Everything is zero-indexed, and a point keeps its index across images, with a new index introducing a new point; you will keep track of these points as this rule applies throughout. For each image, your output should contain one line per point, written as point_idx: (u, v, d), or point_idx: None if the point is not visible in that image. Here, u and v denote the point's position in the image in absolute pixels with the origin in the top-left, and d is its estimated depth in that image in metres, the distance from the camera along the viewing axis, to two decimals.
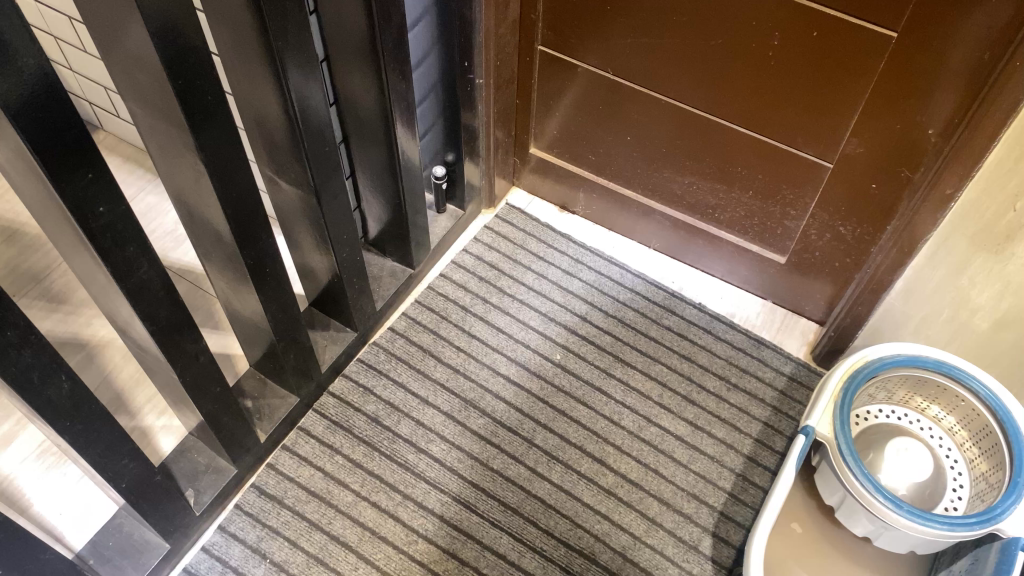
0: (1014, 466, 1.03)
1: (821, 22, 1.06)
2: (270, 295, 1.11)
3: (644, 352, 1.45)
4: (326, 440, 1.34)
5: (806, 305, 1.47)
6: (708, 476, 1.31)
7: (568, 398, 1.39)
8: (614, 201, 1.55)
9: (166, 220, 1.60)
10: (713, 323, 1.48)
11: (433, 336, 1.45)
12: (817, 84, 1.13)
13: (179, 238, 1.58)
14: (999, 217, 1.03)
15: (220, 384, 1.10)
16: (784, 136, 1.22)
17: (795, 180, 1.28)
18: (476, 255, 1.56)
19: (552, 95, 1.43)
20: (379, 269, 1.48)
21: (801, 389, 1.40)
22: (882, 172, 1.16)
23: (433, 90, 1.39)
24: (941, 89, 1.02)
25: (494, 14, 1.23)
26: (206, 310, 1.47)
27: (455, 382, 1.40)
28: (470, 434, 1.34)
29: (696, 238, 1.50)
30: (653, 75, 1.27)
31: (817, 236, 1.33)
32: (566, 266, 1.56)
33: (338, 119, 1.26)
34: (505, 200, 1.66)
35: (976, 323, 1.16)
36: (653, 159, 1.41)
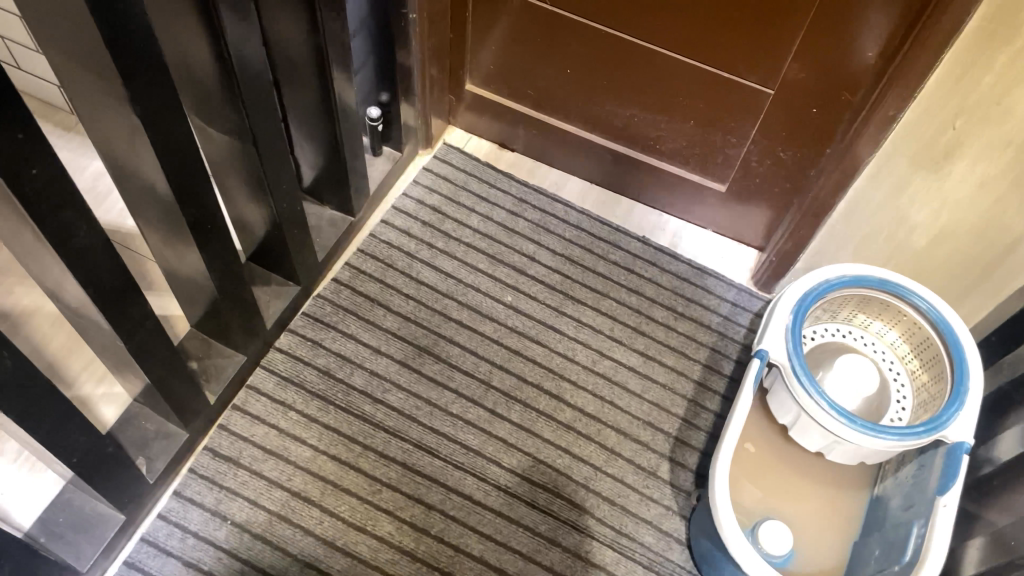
0: (955, 376, 1.09)
1: None
2: (212, 253, 1.06)
3: (593, 288, 1.45)
4: (278, 397, 1.31)
5: (746, 232, 1.50)
6: (662, 403, 1.34)
7: (521, 338, 1.39)
8: (554, 136, 1.53)
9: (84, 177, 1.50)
10: (657, 255, 1.50)
11: (380, 285, 1.42)
12: (757, 9, 1.13)
13: (100, 195, 1.49)
14: (937, 137, 1.06)
15: (168, 348, 1.06)
16: (726, 63, 1.22)
17: (737, 108, 1.28)
18: (417, 199, 1.52)
19: (488, 29, 1.38)
20: (318, 219, 1.43)
21: (746, 315, 1.44)
22: (823, 96, 1.17)
23: (363, 26, 1.33)
24: (882, 12, 1.03)
25: None
26: (138, 270, 1.40)
27: (407, 330, 1.38)
28: (426, 381, 1.33)
29: (638, 170, 1.50)
30: (592, 6, 1.25)
31: (758, 162, 1.35)
32: (510, 206, 1.54)
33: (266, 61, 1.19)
34: (442, 140, 1.61)
35: (913, 242, 1.21)
36: (593, 92, 1.40)
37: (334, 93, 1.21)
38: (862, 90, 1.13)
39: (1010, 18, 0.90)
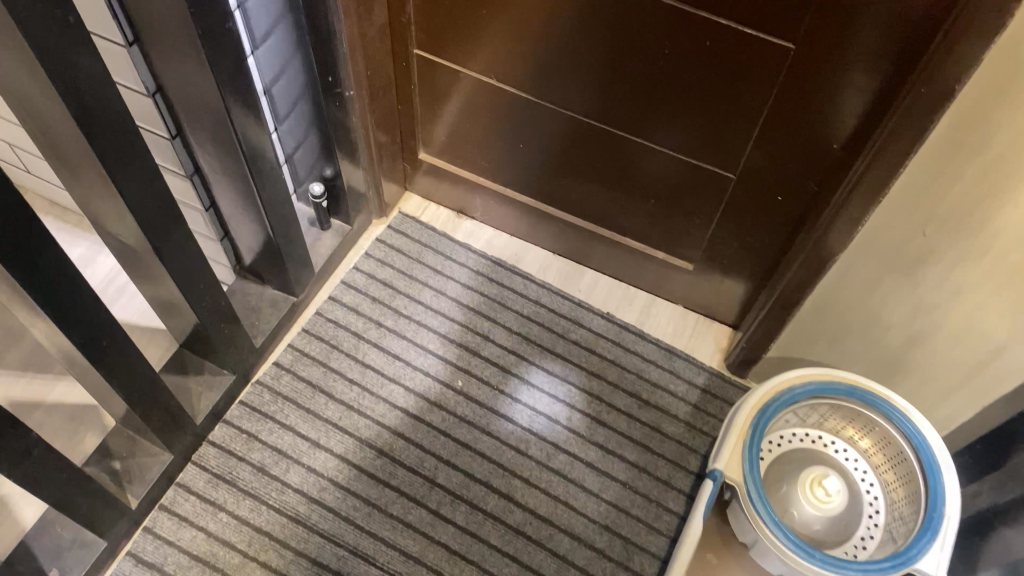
0: (929, 501, 0.98)
1: (712, 32, 0.96)
2: (114, 366, 0.97)
3: (551, 372, 1.36)
4: (208, 496, 1.23)
5: (717, 309, 1.40)
6: (621, 504, 1.25)
7: (471, 428, 1.30)
8: (513, 206, 1.44)
9: None
10: (622, 333, 1.40)
11: (323, 370, 1.34)
12: (712, 94, 1.04)
13: None
14: (908, 241, 0.95)
15: (67, 468, 0.98)
16: (685, 145, 1.13)
17: (699, 190, 1.19)
18: (368, 272, 1.43)
19: (437, 100, 1.30)
20: (258, 299, 1.35)
21: (715, 402, 1.34)
22: (787, 185, 1.08)
23: (300, 101, 1.26)
24: (846, 104, 0.94)
25: (358, 23, 1.09)
26: None
27: (350, 421, 1.30)
28: (366, 478, 1.25)
29: (602, 244, 1.41)
30: (542, 83, 1.17)
31: (723, 244, 1.25)
32: (466, 279, 1.44)
33: (185, 150, 1.10)
34: (397, 208, 1.52)
35: (887, 340, 1.11)
36: (550, 166, 1.31)
37: (261, 181, 1.13)
38: (827, 182, 1.03)
39: (979, 127, 0.80)
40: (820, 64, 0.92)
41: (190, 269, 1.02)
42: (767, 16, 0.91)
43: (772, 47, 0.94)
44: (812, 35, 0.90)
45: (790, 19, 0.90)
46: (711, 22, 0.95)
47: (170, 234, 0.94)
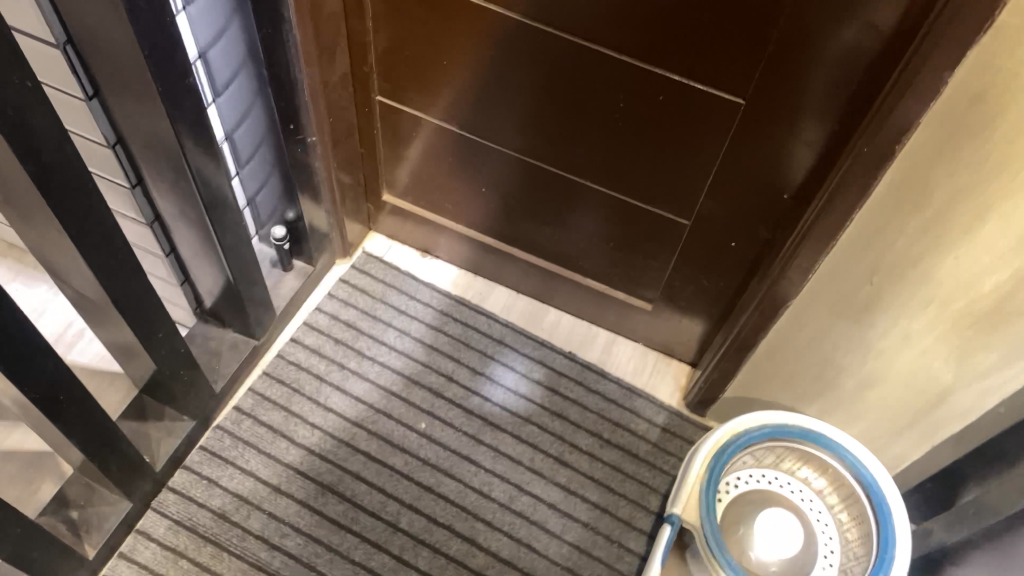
0: (881, 543, 1.01)
1: (665, 87, 0.99)
2: (71, 420, 0.97)
3: (514, 413, 1.37)
4: (168, 543, 1.22)
5: (677, 348, 1.42)
6: (583, 545, 1.26)
7: (434, 471, 1.30)
8: (475, 247, 1.45)
9: None
10: (584, 372, 1.41)
11: (285, 413, 1.33)
12: (667, 147, 1.06)
13: None
14: (856, 289, 0.98)
15: (21, 523, 0.97)
16: (641, 193, 1.15)
17: (655, 235, 1.21)
18: (331, 313, 1.44)
19: (399, 144, 1.31)
20: (219, 342, 1.34)
21: (676, 441, 1.36)
22: (740, 233, 1.11)
23: (262, 145, 1.27)
24: (795, 159, 0.97)
25: (319, 73, 1.10)
26: None
27: (312, 465, 1.29)
28: (328, 523, 1.25)
29: (564, 284, 1.43)
30: (501, 131, 1.18)
31: (681, 287, 1.28)
32: (429, 319, 1.45)
33: (144, 198, 1.10)
34: (361, 247, 1.53)
35: (840, 382, 1.14)
36: (511, 209, 1.33)
37: (221, 230, 1.13)
38: (778, 231, 1.06)
39: (919, 185, 0.84)
40: (769, 120, 0.95)
41: (149, 319, 1.02)
42: (717, 73, 0.94)
43: (723, 103, 0.96)
44: (761, 93, 0.93)
45: (739, 77, 0.93)
46: (664, 78, 0.98)
47: (128, 285, 0.94)
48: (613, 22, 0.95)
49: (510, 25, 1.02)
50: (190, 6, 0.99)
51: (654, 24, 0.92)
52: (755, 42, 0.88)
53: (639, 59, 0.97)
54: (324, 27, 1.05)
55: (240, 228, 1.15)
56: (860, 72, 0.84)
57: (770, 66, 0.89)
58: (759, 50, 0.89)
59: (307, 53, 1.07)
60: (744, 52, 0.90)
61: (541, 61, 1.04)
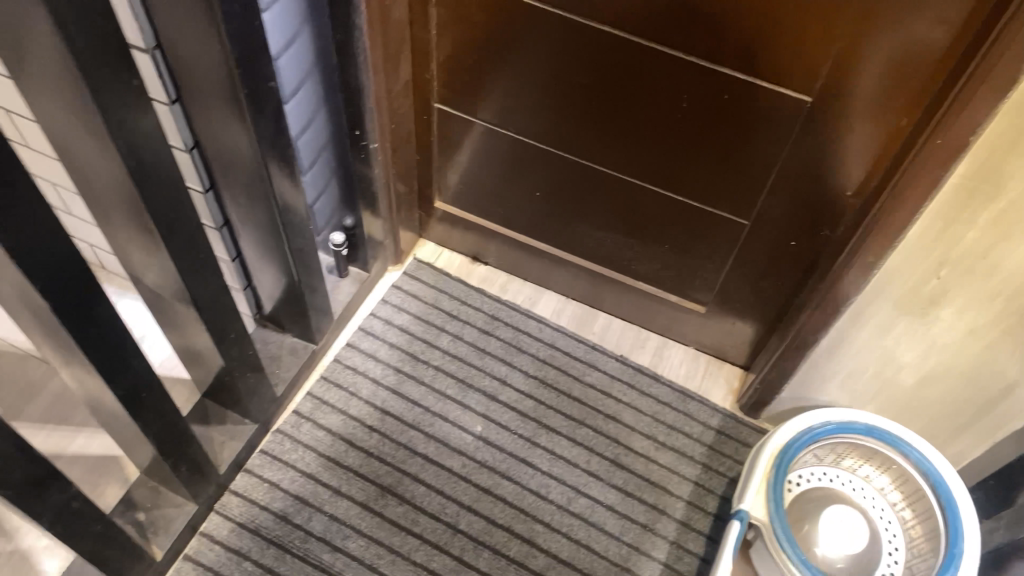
0: (949, 537, 1.00)
1: (730, 85, 1.00)
2: (150, 419, 0.99)
3: (568, 416, 1.38)
4: (232, 545, 1.23)
5: (729, 351, 1.43)
6: (642, 546, 1.26)
7: (491, 474, 1.31)
8: (526, 252, 1.47)
9: None
10: (637, 376, 1.42)
11: (343, 417, 1.35)
12: (729, 146, 1.08)
13: None
14: (922, 284, 0.99)
15: (101, 522, 0.98)
16: (699, 194, 1.17)
17: (712, 236, 1.23)
18: (385, 318, 1.45)
19: (454, 151, 1.34)
20: (278, 347, 1.36)
21: (731, 443, 1.36)
22: (801, 231, 1.12)
23: (325, 150, 1.29)
24: (860, 154, 0.98)
25: (384, 79, 1.13)
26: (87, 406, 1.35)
27: (371, 468, 1.31)
28: (388, 525, 1.26)
29: (615, 288, 1.44)
30: (559, 135, 1.20)
31: (736, 288, 1.29)
32: (482, 324, 1.46)
33: (215, 202, 1.12)
34: (412, 254, 1.55)
35: (901, 380, 1.14)
36: (565, 213, 1.35)
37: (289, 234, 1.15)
38: (841, 228, 1.07)
39: (990, 176, 0.86)
40: (833, 117, 0.96)
41: (223, 319, 1.04)
42: (781, 71, 0.96)
43: (786, 100, 0.98)
44: (825, 89, 0.94)
45: (802, 75, 0.95)
46: (728, 77, 1.00)
47: (207, 285, 0.97)
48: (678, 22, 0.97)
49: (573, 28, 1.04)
50: (271, 11, 1.02)
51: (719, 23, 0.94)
52: (821, 38, 0.90)
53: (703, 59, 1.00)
54: (391, 33, 1.08)
55: (306, 232, 1.17)
56: (927, 65, 0.86)
57: (834, 63, 0.91)
58: (823, 46, 0.91)
59: (374, 59, 1.09)
60: (810, 48, 0.92)
61: (602, 64, 1.07)
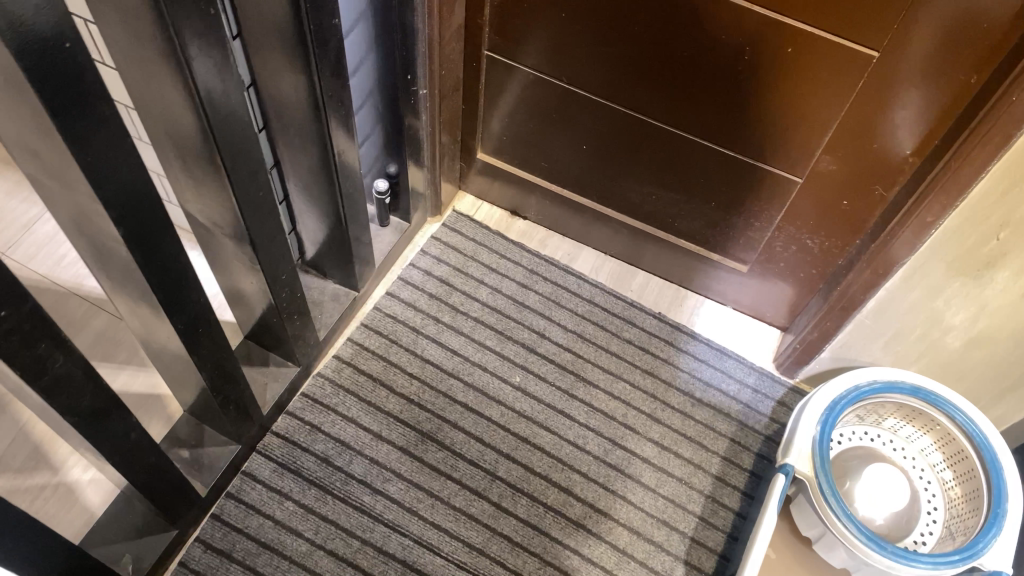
0: (993, 497, 1.00)
1: (796, 39, 0.98)
2: (204, 355, 1.00)
3: (606, 370, 1.38)
4: (274, 485, 1.25)
5: (768, 311, 1.43)
6: (677, 499, 1.27)
7: (529, 424, 1.32)
8: (567, 207, 1.46)
9: (41, 229, 1.48)
10: (674, 333, 1.43)
11: (383, 363, 1.36)
12: (788, 102, 1.06)
13: (43, 245, 1.46)
14: (979, 246, 0.99)
15: (155, 454, 1.00)
16: (752, 150, 1.16)
17: (760, 194, 1.22)
18: (425, 269, 1.46)
19: (501, 101, 1.33)
20: (320, 293, 1.37)
21: (767, 402, 1.37)
22: (854, 190, 1.11)
23: (371, 95, 1.26)
24: (919, 111, 0.97)
25: (438, 23, 1.12)
26: (130, 345, 1.37)
27: (410, 414, 1.32)
28: (427, 470, 1.27)
29: (656, 245, 1.43)
30: (612, 86, 1.19)
31: (782, 248, 1.28)
32: (521, 278, 1.47)
33: (268, 141, 1.12)
34: (451, 207, 1.55)
35: (948, 342, 1.14)
36: (609, 167, 1.34)
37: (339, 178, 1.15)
38: (897, 186, 1.06)
39: None
40: (894, 72, 0.95)
41: (276, 259, 1.04)
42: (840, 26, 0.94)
43: (845, 56, 0.96)
44: (887, 45, 0.93)
45: (862, 30, 0.93)
46: (785, 31, 0.98)
47: (264, 224, 0.97)
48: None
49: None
50: None
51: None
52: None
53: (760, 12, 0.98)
54: None
55: (354, 177, 1.17)
56: (992, 19, 0.84)
57: (896, 17, 0.90)
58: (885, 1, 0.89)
59: (429, 2, 1.08)
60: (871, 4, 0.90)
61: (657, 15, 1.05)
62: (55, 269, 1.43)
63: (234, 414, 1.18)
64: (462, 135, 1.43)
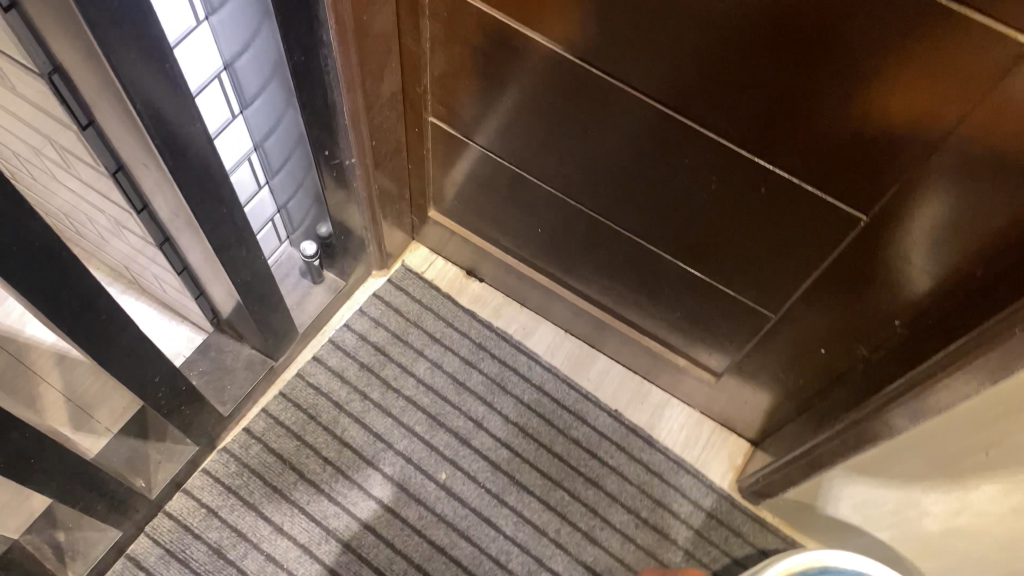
0: None
1: (771, 182, 0.81)
2: (41, 479, 0.87)
3: (545, 474, 1.23)
4: (156, 574, 1.13)
5: (736, 422, 1.26)
6: None
7: (449, 530, 1.19)
8: (525, 279, 1.29)
9: None
10: (628, 437, 1.26)
11: (297, 443, 1.22)
12: (762, 241, 0.89)
13: None
14: (964, 455, 0.84)
15: None
16: (723, 276, 0.99)
17: (731, 317, 1.05)
18: (360, 333, 1.31)
19: (451, 167, 1.15)
20: (234, 358, 1.23)
21: (721, 530, 1.21)
22: (834, 344, 0.94)
23: (294, 156, 1.11)
24: (950, 218, 0.70)
25: (362, 96, 0.94)
26: None
27: (319, 506, 1.19)
28: (329, 574, 1.15)
29: (619, 335, 1.26)
30: (568, 180, 1.02)
31: (753, 372, 1.11)
32: (466, 353, 1.31)
33: (150, 221, 0.96)
34: (401, 259, 1.38)
35: (923, 523, 0.97)
36: (567, 252, 1.16)
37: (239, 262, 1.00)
38: (923, 324, 0.81)
39: None
40: (902, 171, 0.70)
41: (139, 367, 0.90)
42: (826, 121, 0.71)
43: (842, 155, 0.73)
44: (887, 141, 0.68)
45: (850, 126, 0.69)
46: (761, 130, 0.77)
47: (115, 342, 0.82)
48: (689, 71, 0.76)
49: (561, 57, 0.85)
50: (214, 17, 0.84)
51: (741, 93, 0.74)
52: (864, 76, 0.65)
53: (728, 120, 0.78)
54: (371, 47, 0.89)
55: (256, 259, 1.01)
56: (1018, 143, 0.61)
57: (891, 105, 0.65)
58: (870, 87, 0.65)
59: (348, 76, 0.91)
60: (858, 90, 0.66)
61: (611, 117, 0.88)
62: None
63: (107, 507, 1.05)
64: (411, 191, 1.26)
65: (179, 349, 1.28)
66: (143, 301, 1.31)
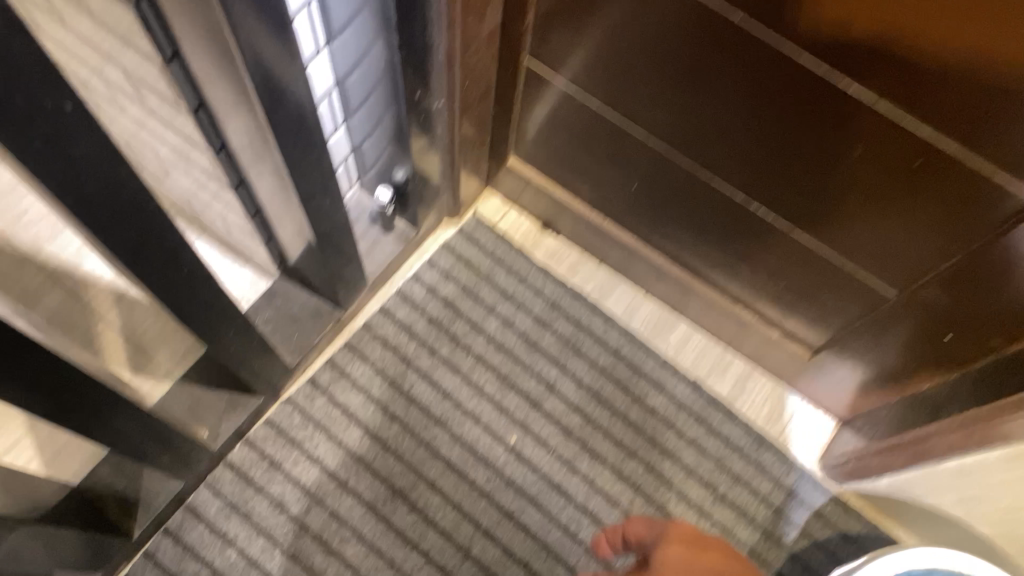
0: None
1: (928, 152, 0.70)
2: (95, 428, 0.82)
3: (619, 443, 1.18)
4: (217, 526, 1.10)
5: (825, 400, 1.18)
6: None
7: (518, 496, 1.14)
8: (607, 237, 1.21)
9: None
10: (707, 410, 1.20)
11: (363, 398, 1.17)
12: (903, 212, 0.78)
13: None
14: None
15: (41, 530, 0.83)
16: (844, 243, 0.90)
17: (844, 289, 0.96)
18: (429, 284, 1.24)
19: (541, 113, 1.07)
20: (299, 306, 1.17)
21: (801, 510, 1.16)
22: (966, 332, 0.84)
23: (377, 86, 1.02)
24: None
25: (461, 34, 0.85)
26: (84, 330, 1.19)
27: (384, 463, 1.14)
28: (393, 535, 1.11)
29: (706, 302, 1.18)
30: (677, 131, 0.92)
31: (857, 351, 1.03)
32: (539, 310, 1.24)
33: (228, 162, 0.90)
34: (474, 210, 1.29)
35: None
36: (661, 212, 1.08)
37: (317, 212, 0.93)
38: None
39: None
40: None
41: (210, 317, 0.85)
42: (908, 73, 0.64)
43: (937, 106, 0.65)
44: None
45: (934, 72, 0.62)
46: (854, 93, 0.70)
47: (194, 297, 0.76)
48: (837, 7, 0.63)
49: (615, 21, 0.82)
50: None
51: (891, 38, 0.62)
52: None
53: (880, 59, 0.65)
54: None
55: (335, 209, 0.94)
56: None
57: None
58: None
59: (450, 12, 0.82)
60: None
61: (734, 64, 0.77)
62: (19, 225, 1.18)
63: (169, 456, 1.01)
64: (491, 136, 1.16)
65: (241, 294, 1.22)
66: (206, 244, 1.26)
